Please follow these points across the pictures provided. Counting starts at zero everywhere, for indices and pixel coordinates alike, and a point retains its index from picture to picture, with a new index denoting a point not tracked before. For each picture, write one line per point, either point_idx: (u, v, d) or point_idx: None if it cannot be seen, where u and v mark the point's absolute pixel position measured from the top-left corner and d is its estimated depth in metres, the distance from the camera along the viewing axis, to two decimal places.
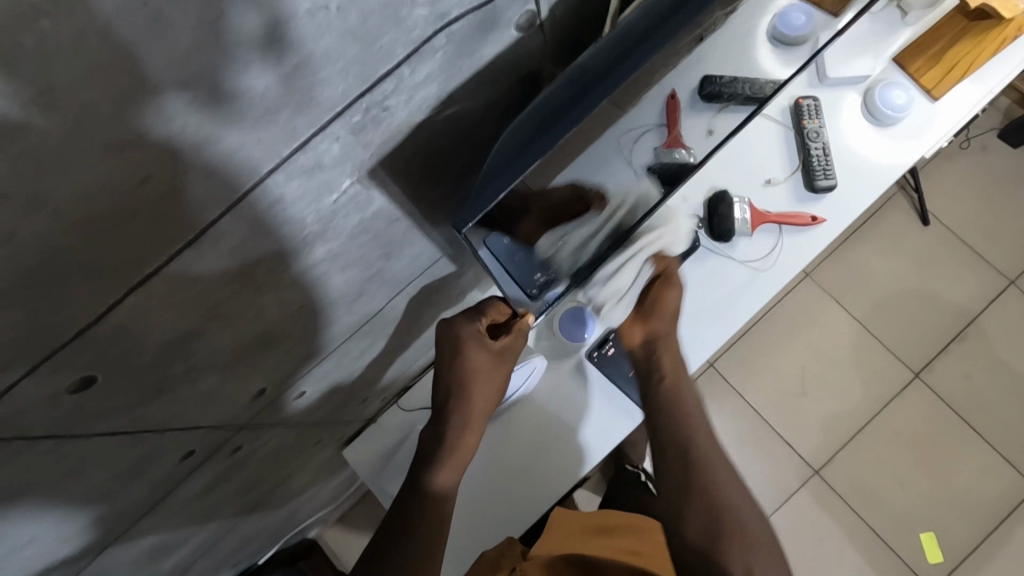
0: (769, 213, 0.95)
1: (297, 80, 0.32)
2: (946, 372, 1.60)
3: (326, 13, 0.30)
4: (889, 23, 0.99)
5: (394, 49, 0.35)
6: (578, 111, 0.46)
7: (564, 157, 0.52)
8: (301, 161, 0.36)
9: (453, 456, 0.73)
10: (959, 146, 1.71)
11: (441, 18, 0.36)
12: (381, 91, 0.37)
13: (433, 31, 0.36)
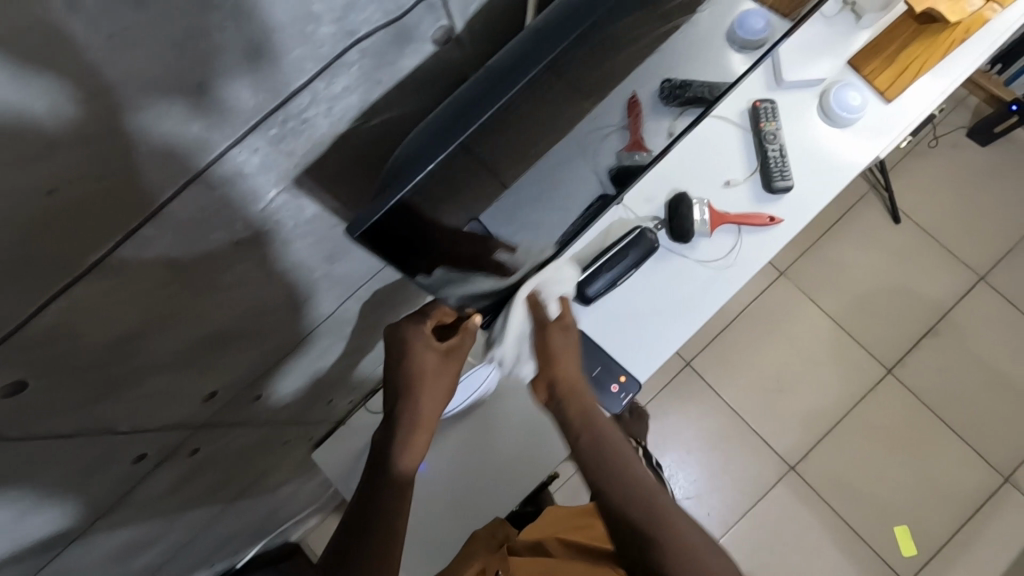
0: (727, 214, 0.97)
1: (211, 91, 0.35)
2: (918, 367, 1.62)
3: (232, 28, 0.34)
4: (844, 26, 1.02)
5: (305, 65, 0.39)
6: (492, 105, 0.50)
7: (484, 154, 0.54)
8: (222, 169, 0.39)
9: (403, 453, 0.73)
10: (929, 145, 1.74)
11: (349, 35, 0.40)
12: (297, 104, 0.41)
13: (344, 47, 0.41)
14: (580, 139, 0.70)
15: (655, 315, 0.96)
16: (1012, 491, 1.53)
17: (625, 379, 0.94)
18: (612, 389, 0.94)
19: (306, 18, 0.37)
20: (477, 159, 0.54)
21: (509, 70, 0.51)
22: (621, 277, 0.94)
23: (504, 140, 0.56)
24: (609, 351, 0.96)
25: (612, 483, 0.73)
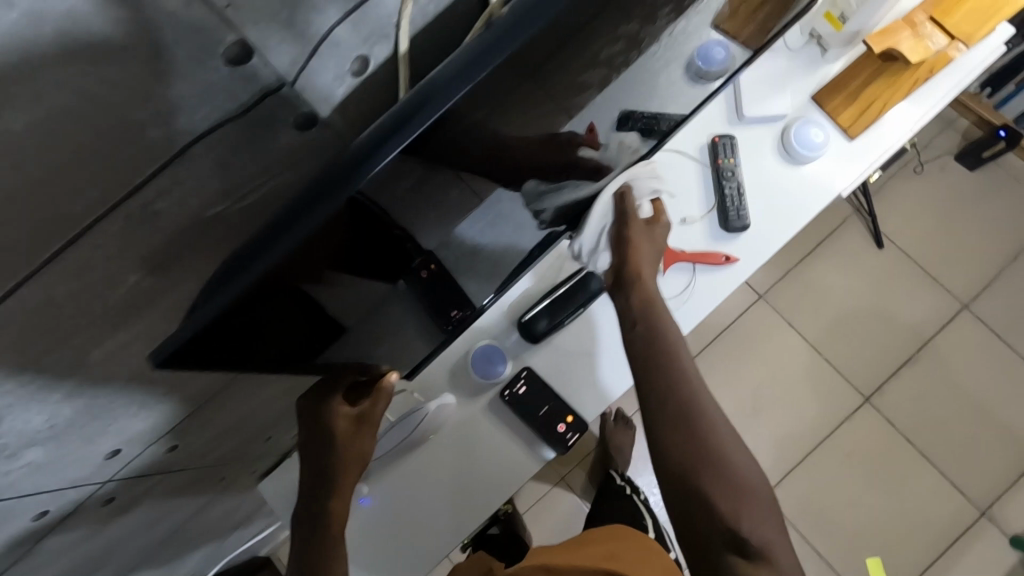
0: (682, 252, 0.95)
1: (20, 199, 0.33)
2: (897, 396, 1.59)
3: (25, 137, 0.33)
4: (809, 60, 0.99)
5: (138, 164, 0.37)
6: (323, 213, 0.37)
7: (325, 255, 0.41)
8: (57, 268, 0.36)
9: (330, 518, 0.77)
10: (915, 169, 1.70)
11: (187, 133, 0.39)
12: (140, 199, 0.38)
13: (182, 144, 0.39)
14: (515, 192, 0.61)
15: (603, 355, 0.95)
16: (989, 524, 1.50)
17: (573, 419, 0.93)
18: (560, 429, 0.93)
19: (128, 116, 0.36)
20: (315, 262, 0.41)
21: (356, 158, 0.37)
22: (569, 317, 0.94)
23: (363, 229, 0.43)
24: (556, 389, 0.95)
25: (681, 415, 0.70)
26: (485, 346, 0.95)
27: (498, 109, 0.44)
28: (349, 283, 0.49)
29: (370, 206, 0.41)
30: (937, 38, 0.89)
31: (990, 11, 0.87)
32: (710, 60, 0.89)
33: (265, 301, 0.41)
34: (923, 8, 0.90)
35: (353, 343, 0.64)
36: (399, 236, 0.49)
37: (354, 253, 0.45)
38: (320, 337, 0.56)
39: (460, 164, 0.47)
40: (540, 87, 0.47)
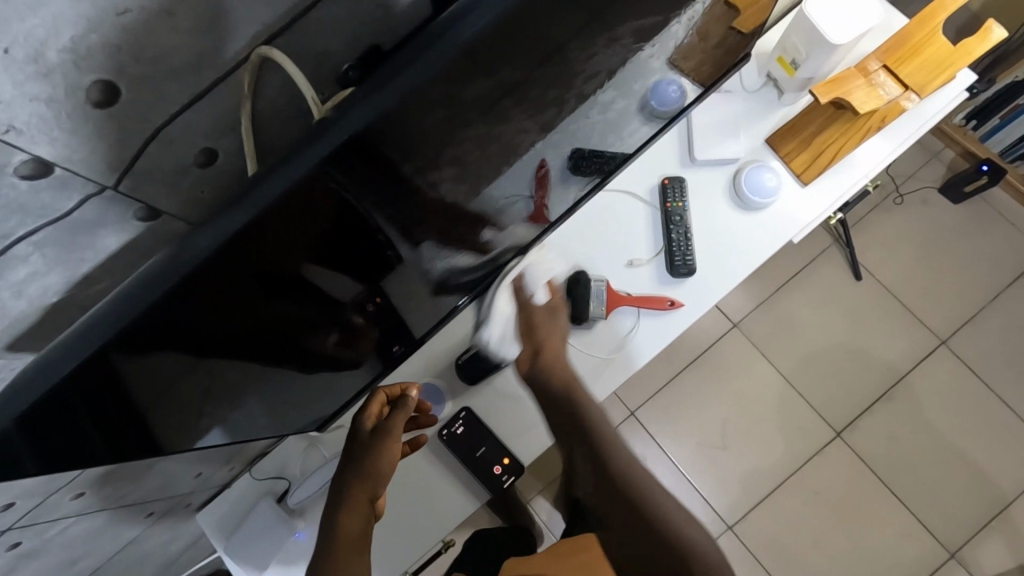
0: (626, 296, 0.93)
1: None
2: (869, 431, 1.57)
3: None
4: (764, 102, 0.98)
5: None
6: (217, 238, 0.35)
7: (177, 329, 0.39)
8: None
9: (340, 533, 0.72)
10: (896, 201, 1.67)
11: (4, 238, 0.36)
12: None
13: (2, 248, 0.37)
14: (421, 255, 0.61)
15: None
16: (956, 567, 1.47)
17: (509, 461, 0.92)
18: (495, 471, 0.92)
19: None
20: (170, 338, 0.39)
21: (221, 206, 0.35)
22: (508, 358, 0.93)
23: (221, 305, 0.41)
24: (494, 430, 0.94)
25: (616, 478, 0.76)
26: (426, 385, 0.95)
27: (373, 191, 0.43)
28: (227, 352, 0.47)
29: (220, 285, 0.38)
30: (890, 87, 0.87)
31: (944, 64, 0.86)
32: (667, 100, 0.87)
33: (115, 379, 0.39)
34: (875, 57, 0.88)
35: (266, 392, 0.62)
36: (278, 307, 0.47)
37: (227, 322, 0.43)
38: (222, 392, 0.53)
39: (337, 236, 0.45)
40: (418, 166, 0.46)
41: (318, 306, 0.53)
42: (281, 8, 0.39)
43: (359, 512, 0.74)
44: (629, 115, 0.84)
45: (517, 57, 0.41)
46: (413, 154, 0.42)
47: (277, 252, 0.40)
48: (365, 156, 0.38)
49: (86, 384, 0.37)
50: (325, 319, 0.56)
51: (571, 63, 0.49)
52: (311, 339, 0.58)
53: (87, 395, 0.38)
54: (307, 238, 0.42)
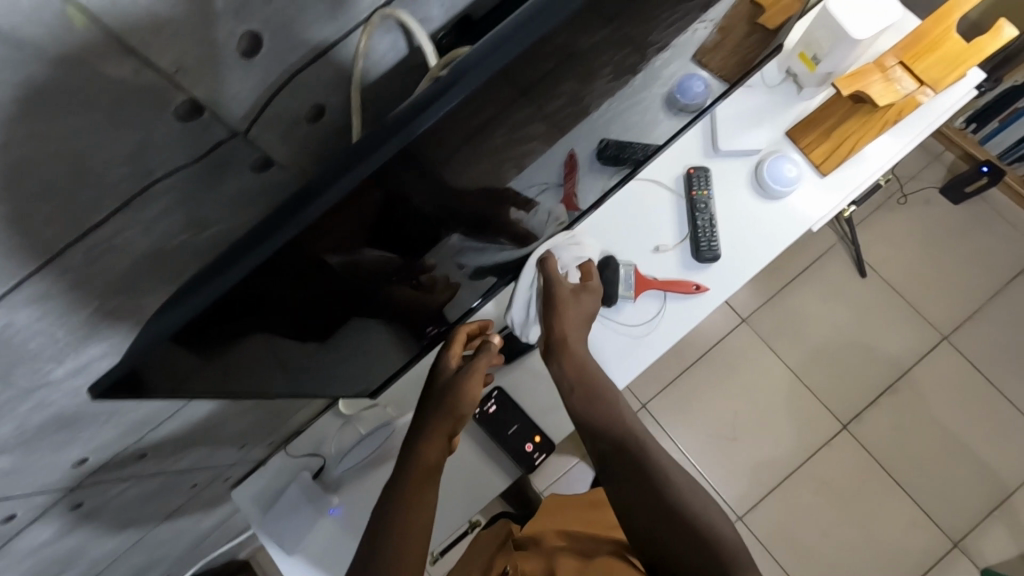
0: (653, 280, 0.97)
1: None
2: (876, 423, 1.61)
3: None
4: (786, 96, 1.02)
5: (101, 201, 0.40)
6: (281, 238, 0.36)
7: (255, 300, 0.40)
8: (20, 295, 0.40)
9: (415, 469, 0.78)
10: (898, 201, 1.72)
11: (147, 175, 0.41)
12: (103, 232, 0.41)
13: (144, 185, 0.41)
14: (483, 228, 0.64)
15: None
16: (960, 556, 1.50)
17: (541, 439, 0.95)
18: (527, 449, 0.94)
19: (84, 165, 0.37)
20: (246, 310, 0.40)
21: (281, 212, 0.37)
22: (540, 338, 0.97)
23: (295, 277, 0.41)
24: (525, 409, 0.97)
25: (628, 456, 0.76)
26: None
27: (469, 155, 0.47)
28: (285, 325, 0.48)
29: (294, 261, 0.39)
30: (904, 83, 0.92)
31: (958, 60, 0.90)
32: (687, 93, 0.91)
33: (193, 347, 0.40)
34: (893, 52, 0.93)
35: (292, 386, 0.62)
36: (345, 275, 0.48)
37: (297, 292, 0.44)
38: (252, 383, 0.54)
39: (382, 224, 0.46)
40: (501, 136, 0.48)
41: (378, 274, 0.53)
42: None
43: (434, 446, 0.80)
44: (659, 108, 0.87)
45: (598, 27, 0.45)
46: (502, 116, 0.45)
47: (351, 227, 0.42)
48: (456, 126, 0.40)
49: (165, 353, 0.38)
50: (383, 287, 0.56)
51: (635, 37, 0.53)
52: (362, 313, 0.58)
53: (163, 363, 0.39)
54: (376, 214, 0.43)
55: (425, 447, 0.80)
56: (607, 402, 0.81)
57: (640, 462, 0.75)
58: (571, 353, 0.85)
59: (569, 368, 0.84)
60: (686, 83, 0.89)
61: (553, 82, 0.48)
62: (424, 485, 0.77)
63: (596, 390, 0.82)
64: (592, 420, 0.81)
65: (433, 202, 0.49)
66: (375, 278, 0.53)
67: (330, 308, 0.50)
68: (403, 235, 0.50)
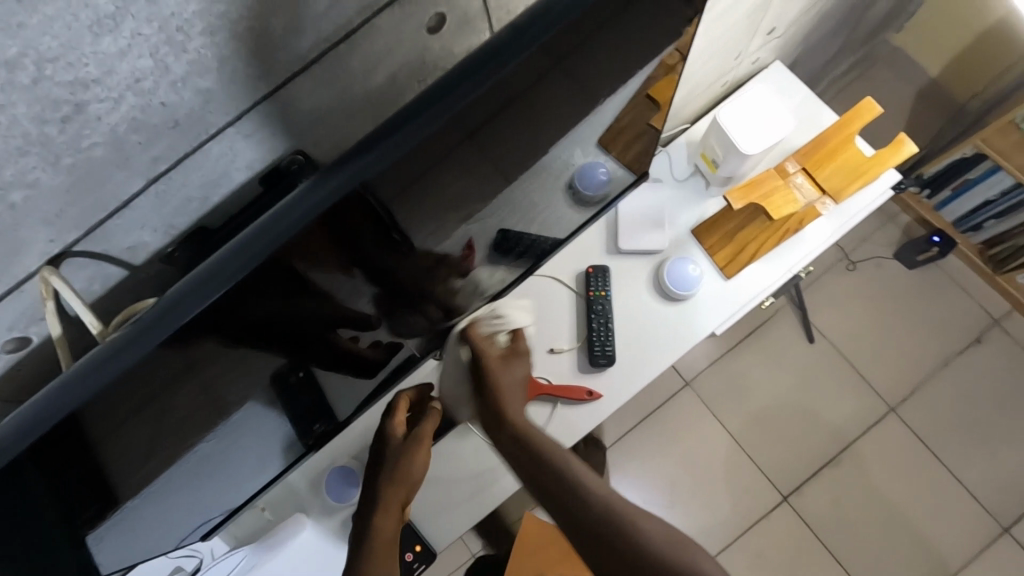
0: (545, 385, 0.93)
1: None
2: (817, 496, 1.56)
3: None
4: (694, 191, 0.98)
5: None
6: (260, 257, 0.39)
7: (116, 413, 0.42)
8: None
9: (371, 542, 0.77)
10: (847, 267, 1.68)
11: None
12: None
13: None
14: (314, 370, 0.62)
15: (459, 482, 0.94)
16: None
17: (422, 548, 0.92)
18: (407, 557, 0.91)
19: None
20: (111, 420, 0.42)
21: (254, 236, 0.39)
22: None
23: (164, 385, 0.43)
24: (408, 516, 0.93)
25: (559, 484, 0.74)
26: (341, 467, 0.96)
27: (229, 345, 0.45)
28: (184, 420, 0.49)
29: (151, 377, 0.41)
30: (802, 193, 0.88)
31: (858, 171, 0.86)
32: (592, 184, 0.81)
33: (60, 461, 0.42)
34: (793, 159, 0.89)
35: (189, 480, 0.61)
36: (247, 362, 0.49)
37: (185, 389, 0.45)
38: (195, 437, 0.53)
39: (364, 257, 0.48)
40: (279, 323, 0.47)
41: (297, 350, 0.53)
42: (90, 209, 0.38)
43: (391, 516, 0.79)
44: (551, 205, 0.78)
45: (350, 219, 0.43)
46: (345, 250, 0.45)
47: (218, 338, 0.43)
48: (304, 250, 0.41)
49: (22, 477, 0.40)
50: (312, 355, 0.57)
51: (413, 215, 0.50)
52: (280, 388, 0.59)
53: (21, 492, 0.41)
54: (357, 242, 0.46)
55: (379, 519, 0.79)
56: (564, 473, 0.75)
57: (610, 523, 0.69)
58: (524, 434, 0.80)
59: (525, 446, 0.79)
60: (583, 177, 0.78)
61: (336, 269, 0.47)
62: (385, 557, 0.76)
63: (551, 461, 0.76)
64: (552, 492, 0.74)
65: (199, 383, 0.46)
66: (347, 316, 0.55)
67: (307, 335, 0.52)
68: (164, 420, 0.47)
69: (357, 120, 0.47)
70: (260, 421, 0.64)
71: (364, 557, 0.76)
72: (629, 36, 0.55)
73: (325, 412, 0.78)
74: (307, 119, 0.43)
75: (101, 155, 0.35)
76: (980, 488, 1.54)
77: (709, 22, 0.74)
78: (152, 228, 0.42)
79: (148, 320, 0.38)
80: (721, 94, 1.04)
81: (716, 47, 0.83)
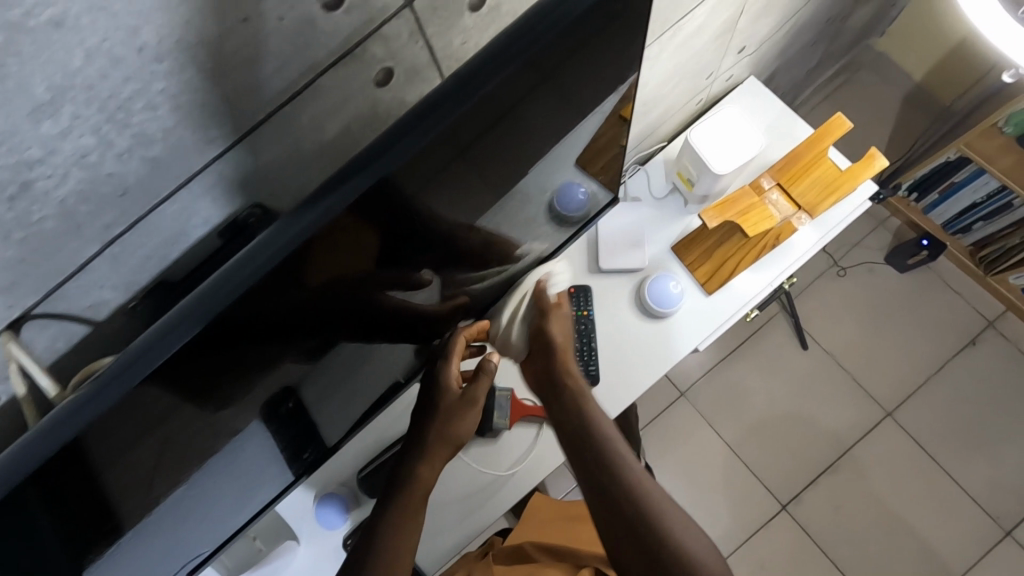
0: (529, 405, 0.94)
1: None
2: (816, 504, 1.55)
3: None
4: (673, 208, 0.99)
5: None
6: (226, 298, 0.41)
7: (124, 440, 0.44)
8: None
9: (412, 492, 0.83)
10: (838, 272, 1.67)
11: None
12: None
13: None
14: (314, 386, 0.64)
15: (445, 507, 0.93)
16: None
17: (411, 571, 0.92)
18: None
19: None
20: (119, 448, 0.44)
21: (215, 288, 0.41)
22: None
23: (136, 442, 0.45)
24: None
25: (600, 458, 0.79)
26: (330, 495, 0.96)
27: (208, 387, 0.47)
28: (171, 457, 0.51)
29: (155, 404, 0.43)
30: (779, 208, 0.89)
31: (833, 186, 0.86)
32: (572, 204, 0.83)
33: (67, 493, 0.43)
34: (769, 174, 0.90)
35: (167, 527, 0.60)
36: (240, 394, 0.51)
37: (186, 418, 0.47)
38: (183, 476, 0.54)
39: (386, 243, 0.50)
40: (275, 345, 0.49)
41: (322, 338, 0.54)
42: None
43: (431, 467, 0.85)
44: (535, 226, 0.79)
45: (340, 245, 0.45)
46: (358, 251, 0.48)
47: (216, 360, 0.45)
48: (306, 260, 0.44)
49: (25, 511, 0.41)
50: (355, 331, 0.59)
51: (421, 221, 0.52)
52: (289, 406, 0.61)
53: None
54: (374, 236, 0.48)
55: (422, 468, 0.84)
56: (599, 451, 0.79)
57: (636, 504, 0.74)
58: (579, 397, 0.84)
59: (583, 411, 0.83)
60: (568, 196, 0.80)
61: (336, 280, 0.49)
62: (418, 510, 0.82)
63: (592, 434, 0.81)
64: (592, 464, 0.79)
65: (183, 431, 0.48)
66: (370, 310, 0.57)
67: (343, 316, 0.54)
68: (131, 478, 0.47)
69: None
70: (242, 458, 0.63)
71: (403, 504, 0.81)
72: (587, 73, 0.55)
73: (312, 443, 0.78)
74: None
75: (53, 227, 0.40)
76: (980, 492, 1.52)
77: (675, 46, 0.72)
78: (110, 287, 0.47)
79: (110, 374, 0.40)
80: (697, 112, 1.05)
81: (687, 68, 0.81)
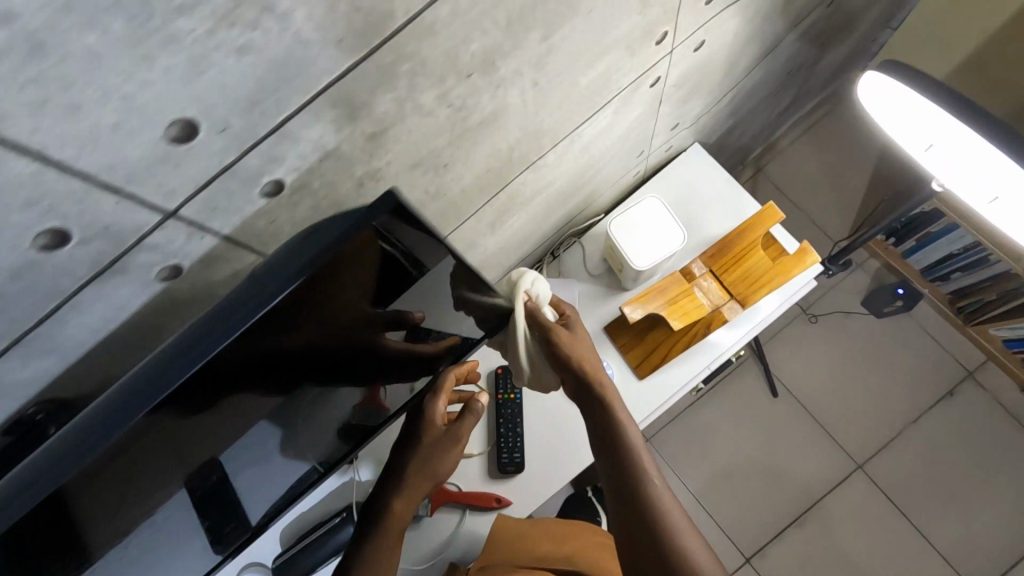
0: (452, 493, 0.91)
1: None
2: (782, 559, 1.47)
3: None
4: (608, 287, 0.95)
5: None
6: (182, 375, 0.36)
7: (103, 495, 0.41)
8: None
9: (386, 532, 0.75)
10: (809, 319, 1.62)
11: None
12: None
13: None
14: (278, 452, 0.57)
15: None
16: None
17: None
18: None
19: None
20: (100, 494, 0.41)
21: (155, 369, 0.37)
22: (323, 563, 0.90)
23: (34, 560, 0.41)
24: None
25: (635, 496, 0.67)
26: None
27: (159, 460, 0.42)
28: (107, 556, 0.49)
29: (144, 453, 0.40)
30: (710, 296, 0.84)
31: (763, 278, 0.82)
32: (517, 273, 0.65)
33: None
34: (701, 260, 0.86)
35: None
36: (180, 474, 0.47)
37: (143, 485, 0.43)
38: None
39: (387, 290, 0.46)
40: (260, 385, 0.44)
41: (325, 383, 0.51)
42: None
43: (408, 503, 0.77)
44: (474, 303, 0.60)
45: (338, 288, 0.41)
46: (363, 300, 0.45)
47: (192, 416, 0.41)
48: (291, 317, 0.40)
49: None
50: (361, 372, 0.55)
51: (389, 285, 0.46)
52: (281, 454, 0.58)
53: None
54: (380, 283, 0.44)
55: (397, 500, 0.77)
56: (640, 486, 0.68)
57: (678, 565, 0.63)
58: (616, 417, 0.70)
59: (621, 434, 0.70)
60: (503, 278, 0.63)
61: (336, 324, 0.44)
62: (394, 544, 0.76)
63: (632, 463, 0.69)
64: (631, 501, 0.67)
65: (123, 511, 0.45)
66: (371, 351, 0.53)
67: (350, 354, 0.50)
68: None
69: (136, 352, 0.43)
70: None
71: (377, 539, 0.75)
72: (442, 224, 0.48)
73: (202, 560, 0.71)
74: (57, 374, 0.39)
75: None
76: (953, 552, 1.45)
77: (579, 148, 0.66)
78: None
79: (20, 483, 0.36)
80: (638, 182, 1.01)
81: (608, 154, 0.76)
